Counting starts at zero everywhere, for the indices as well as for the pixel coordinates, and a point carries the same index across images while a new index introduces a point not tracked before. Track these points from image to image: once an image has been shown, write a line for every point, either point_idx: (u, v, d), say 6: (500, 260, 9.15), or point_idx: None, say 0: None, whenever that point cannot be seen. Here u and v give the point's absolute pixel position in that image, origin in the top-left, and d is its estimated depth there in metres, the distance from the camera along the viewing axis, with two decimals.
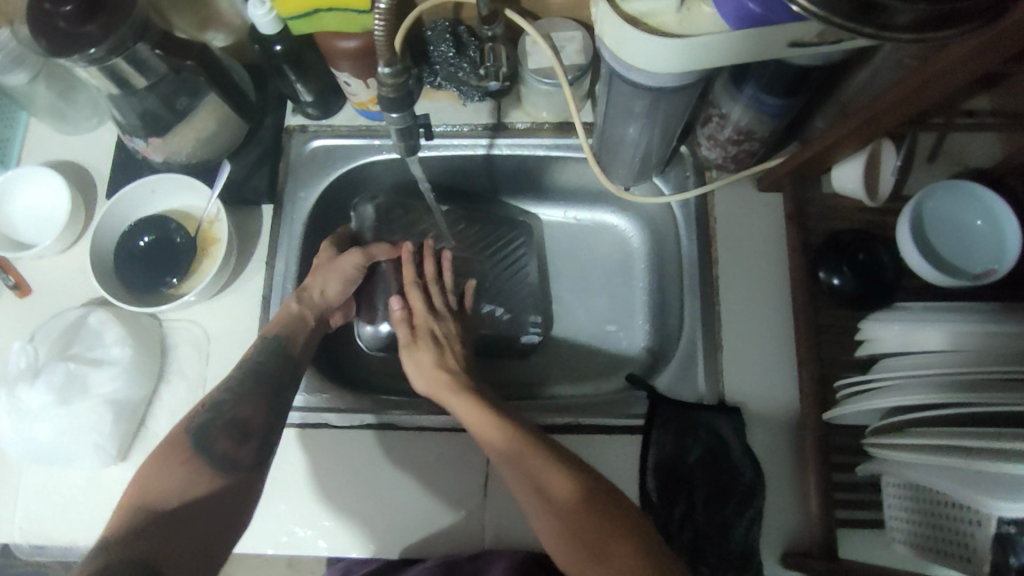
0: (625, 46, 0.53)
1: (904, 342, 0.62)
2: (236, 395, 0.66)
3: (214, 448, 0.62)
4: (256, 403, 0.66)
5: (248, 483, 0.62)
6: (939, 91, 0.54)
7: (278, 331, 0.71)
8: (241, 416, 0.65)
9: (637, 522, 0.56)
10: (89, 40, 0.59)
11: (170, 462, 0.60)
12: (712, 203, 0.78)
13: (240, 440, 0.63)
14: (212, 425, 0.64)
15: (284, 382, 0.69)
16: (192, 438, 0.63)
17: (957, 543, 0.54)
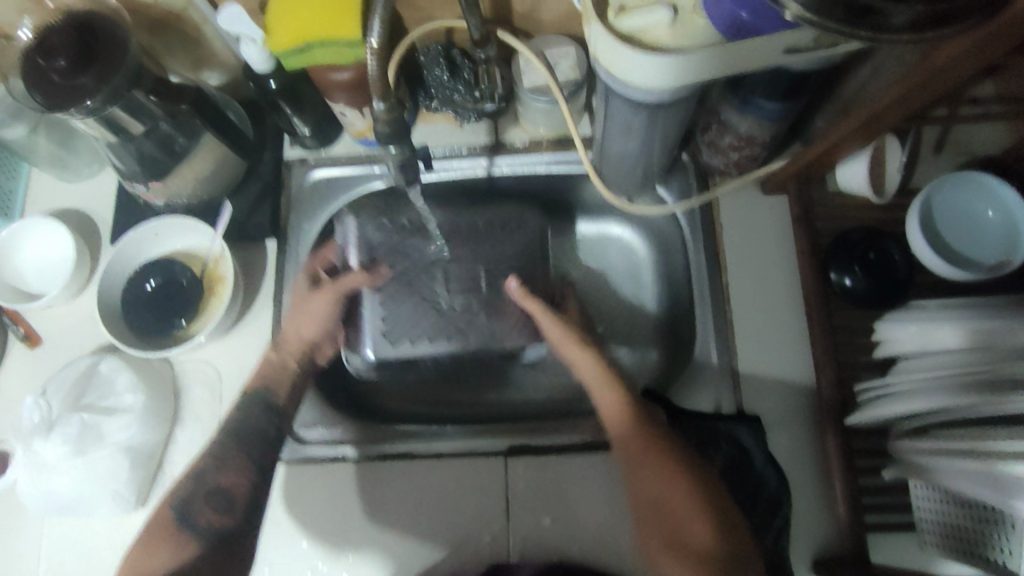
0: (619, 64, 0.53)
1: (921, 342, 0.61)
2: (218, 462, 0.65)
3: (200, 521, 0.62)
4: (238, 466, 0.65)
5: (231, 547, 0.62)
6: (942, 86, 0.53)
7: (259, 383, 0.70)
8: (225, 484, 0.64)
9: (727, 517, 0.59)
10: (84, 92, 0.59)
11: (155, 540, 0.61)
12: (717, 210, 0.77)
13: (226, 508, 0.63)
14: (195, 498, 0.63)
15: (269, 440, 0.67)
16: (176, 511, 0.63)
17: (994, 546, 0.53)
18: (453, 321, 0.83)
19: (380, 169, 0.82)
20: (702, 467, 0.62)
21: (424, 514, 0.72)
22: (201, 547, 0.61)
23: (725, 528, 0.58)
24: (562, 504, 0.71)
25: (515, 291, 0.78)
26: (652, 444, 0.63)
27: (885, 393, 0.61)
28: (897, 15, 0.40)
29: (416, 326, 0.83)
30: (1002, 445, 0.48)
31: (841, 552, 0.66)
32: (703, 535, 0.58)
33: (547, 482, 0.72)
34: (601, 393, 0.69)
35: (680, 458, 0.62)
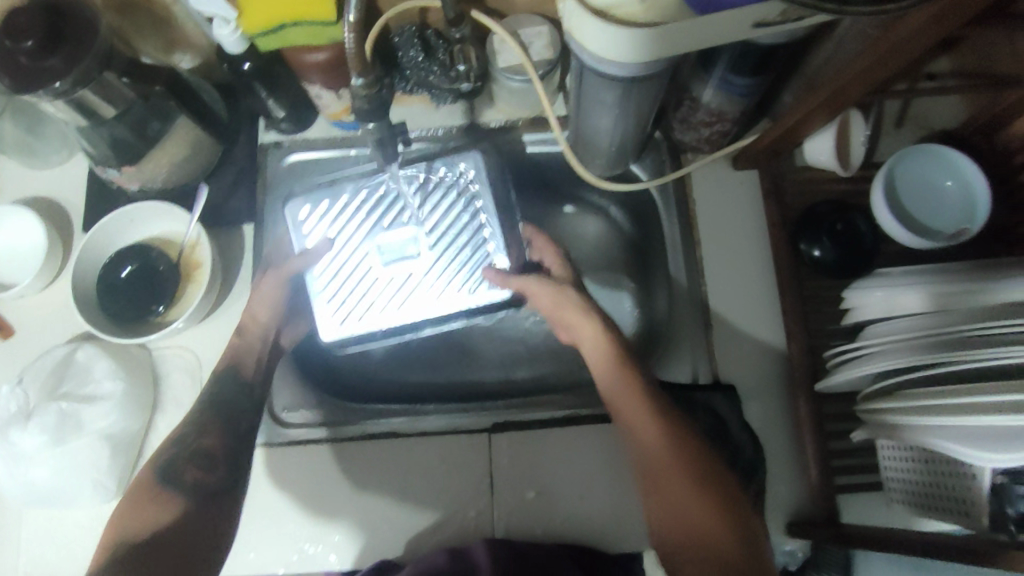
0: (594, 39, 0.54)
1: (886, 306, 0.63)
2: (195, 429, 0.64)
3: (185, 479, 0.61)
4: (219, 431, 0.65)
5: (221, 502, 0.62)
6: (902, 59, 0.56)
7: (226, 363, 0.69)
8: (206, 445, 0.63)
9: (735, 508, 0.58)
10: (53, 75, 0.59)
11: (140, 501, 0.59)
12: (690, 186, 0.79)
13: (210, 466, 0.62)
14: (178, 461, 0.62)
15: (246, 410, 0.67)
16: (159, 473, 0.62)
17: (956, 499, 0.56)
18: (396, 291, 0.77)
19: (357, 150, 0.82)
20: (705, 453, 0.61)
21: (409, 491, 0.73)
22: (188, 504, 0.60)
23: (735, 519, 0.57)
24: (545, 476, 0.73)
25: (494, 277, 0.74)
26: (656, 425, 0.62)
27: (854, 357, 0.64)
28: None
29: (360, 304, 0.77)
30: (968, 402, 0.51)
31: (813, 513, 0.69)
32: (714, 526, 0.57)
33: (529, 455, 0.73)
34: (610, 379, 0.66)
35: (693, 449, 0.61)
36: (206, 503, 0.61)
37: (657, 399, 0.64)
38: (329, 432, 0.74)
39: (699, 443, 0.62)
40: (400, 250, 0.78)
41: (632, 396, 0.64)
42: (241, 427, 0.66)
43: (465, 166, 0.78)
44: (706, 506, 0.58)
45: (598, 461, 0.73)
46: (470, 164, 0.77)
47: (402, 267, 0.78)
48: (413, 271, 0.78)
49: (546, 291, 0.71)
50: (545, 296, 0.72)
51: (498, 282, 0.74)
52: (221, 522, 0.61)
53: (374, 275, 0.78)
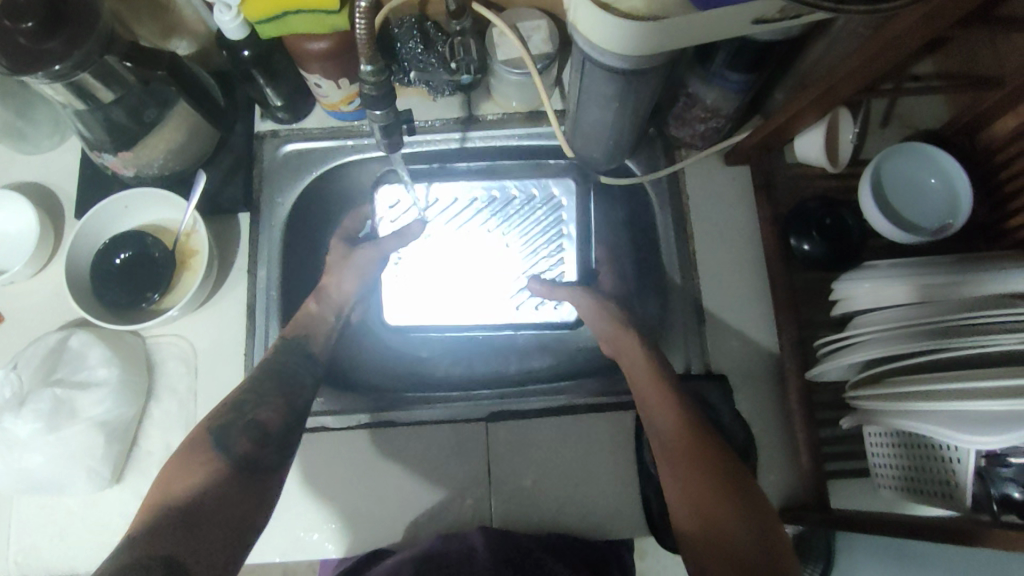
0: (599, 32, 0.55)
1: (873, 296, 0.65)
2: (256, 397, 0.63)
3: (234, 448, 0.59)
4: (277, 405, 0.64)
5: (261, 476, 0.60)
6: (892, 58, 0.58)
7: (300, 331, 0.71)
8: (261, 419, 0.62)
9: (759, 509, 0.59)
10: (53, 57, 0.58)
11: (191, 461, 0.58)
12: (684, 181, 0.80)
13: (261, 440, 0.61)
14: (235, 424, 0.61)
15: (307, 386, 0.67)
16: (212, 435, 0.60)
17: (939, 482, 0.58)
18: (469, 289, 0.86)
19: (355, 141, 0.83)
20: (726, 454, 0.63)
21: (410, 479, 0.73)
22: (230, 470, 0.58)
23: (757, 519, 0.58)
24: (541, 463, 0.74)
25: (539, 289, 0.81)
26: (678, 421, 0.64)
27: (843, 345, 0.65)
28: None
29: (430, 296, 0.86)
30: (958, 386, 0.53)
31: (803, 500, 0.71)
32: (735, 525, 0.57)
33: (527, 444, 0.74)
34: (637, 374, 0.69)
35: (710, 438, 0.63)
36: (246, 480, 0.58)
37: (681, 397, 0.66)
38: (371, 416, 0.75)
39: (722, 444, 0.63)
40: (478, 254, 0.87)
41: (657, 394, 0.66)
42: (300, 401, 0.66)
43: (558, 190, 0.87)
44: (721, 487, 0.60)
45: (596, 451, 0.74)
46: (563, 187, 0.87)
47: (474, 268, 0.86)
48: (484, 277, 0.86)
49: (583, 300, 0.77)
50: (585, 310, 0.77)
51: (542, 293, 0.81)
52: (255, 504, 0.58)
53: (450, 275, 0.86)
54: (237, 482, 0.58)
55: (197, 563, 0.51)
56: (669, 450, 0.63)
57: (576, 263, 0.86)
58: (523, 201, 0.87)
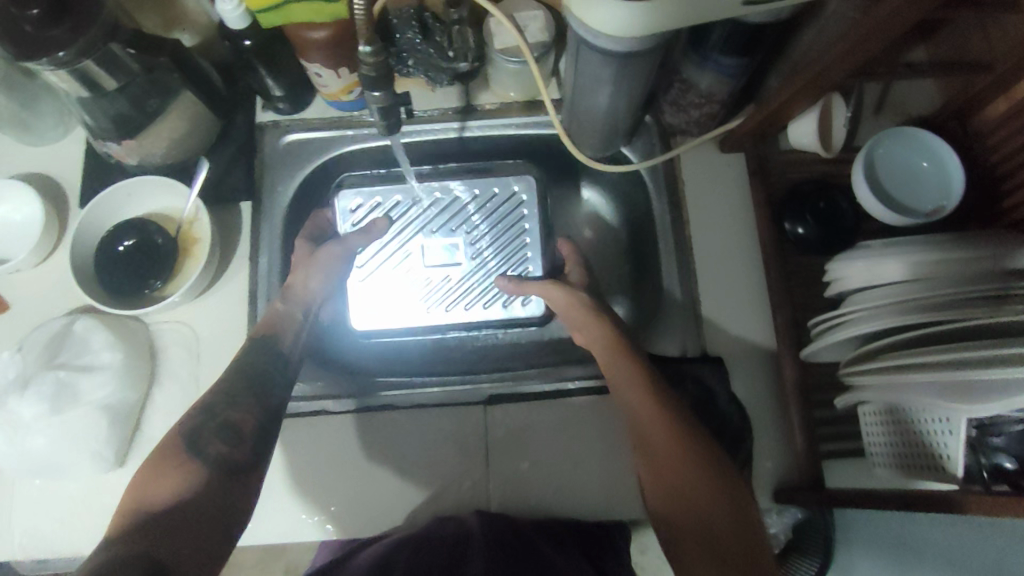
0: (594, 16, 0.56)
1: (867, 276, 0.66)
2: (228, 398, 0.61)
3: (209, 450, 0.57)
4: (249, 403, 0.61)
5: (243, 483, 0.57)
6: (884, 39, 0.59)
7: (268, 330, 0.68)
8: (233, 418, 0.59)
9: (737, 490, 0.60)
10: (58, 44, 0.59)
11: (161, 467, 0.55)
12: (679, 168, 0.81)
13: (235, 441, 0.58)
14: (205, 428, 0.58)
15: (276, 387, 0.64)
16: (183, 440, 0.57)
17: (929, 454, 0.58)
18: (435, 291, 0.86)
19: (355, 131, 0.83)
20: (704, 436, 0.63)
21: (409, 462, 0.74)
22: (209, 474, 0.55)
23: (734, 501, 0.59)
24: (537, 446, 0.75)
25: (508, 287, 0.81)
26: (654, 407, 0.64)
27: (838, 323, 0.66)
28: None
29: (393, 298, 0.86)
30: (954, 358, 0.53)
31: (797, 481, 0.72)
32: (714, 508, 0.59)
33: (525, 427, 0.75)
34: (609, 363, 0.68)
35: (688, 421, 0.63)
36: (225, 483, 0.56)
37: (655, 383, 0.66)
38: (361, 403, 0.75)
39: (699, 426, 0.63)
40: (444, 254, 0.87)
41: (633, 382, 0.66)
42: (273, 401, 0.63)
43: (518, 187, 0.86)
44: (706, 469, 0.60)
45: (593, 432, 0.75)
46: (524, 185, 0.86)
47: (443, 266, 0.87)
48: (450, 273, 0.86)
49: (559, 294, 0.77)
50: (556, 300, 0.77)
51: (511, 290, 0.81)
52: (234, 506, 0.56)
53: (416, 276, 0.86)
54: (217, 487, 0.55)
55: (178, 563, 0.48)
56: (647, 437, 0.64)
57: (542, 261, 0.86)
58: (485, 200, 0.87)
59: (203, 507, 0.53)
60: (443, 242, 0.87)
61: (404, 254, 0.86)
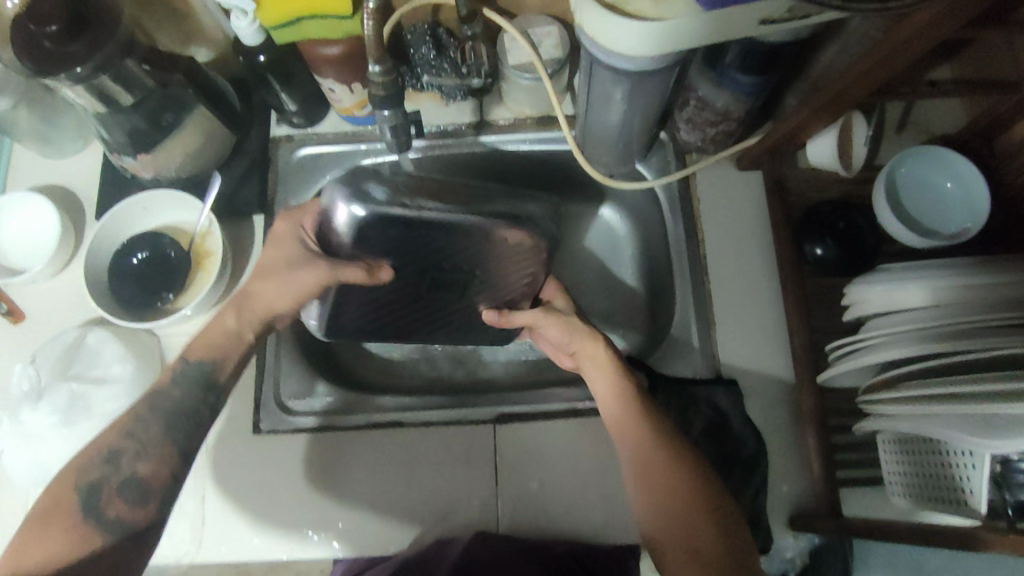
0: (608, 34, 0.55)
1: (887, 301, 0.64)
2: (137, 446, 0.59)
3: (109, 513, 0.57)
4: (161, 455, 0.60)
5: (138, 545, 0.57)
6: (906, 60, 0.57)
7: (210, 353, 0.64)
8: (143, 474, 0.59)
9: (732, 523, 0.58)
10: (75, 59, 0.60)
11: (51, 529, 0.55)
12: (695, 186, 0.80)
13: (140, 501, 0.58)
14: (108, 485, 0.57)
15: (202, 423, 0.63)
16: (81, 498, 0.57)
17: (950, 487, 0.57)
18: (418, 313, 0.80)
19: (367, 146, 0.83)
20: (704, 466, 0.61)
21: (414, 481, 0.73)
22: (106, 541, 0.56)
23: (729, 531, 0.57)
24: (545, 466, 0.73)
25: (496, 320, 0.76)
26: (653, 435, 0.63)
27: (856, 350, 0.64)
28: None
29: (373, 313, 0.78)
30: (978, 390, 0.52)
31: (815, 508, 0.69)
32: (707, 535, 0.57)
33: (533, 448, 0.74)
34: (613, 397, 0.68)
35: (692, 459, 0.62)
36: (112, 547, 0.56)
37: (656, 414, 0.65)
38: (370, 419, 0.75)
39: (701, 458, 0.63)
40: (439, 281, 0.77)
41: (633, 411, 0.65)
42: (188, 444, 0.61)
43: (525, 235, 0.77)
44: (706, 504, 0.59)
45: (604, 455, 0.73)
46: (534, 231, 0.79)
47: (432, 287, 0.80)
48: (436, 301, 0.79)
49: (553, 320, 0.74)
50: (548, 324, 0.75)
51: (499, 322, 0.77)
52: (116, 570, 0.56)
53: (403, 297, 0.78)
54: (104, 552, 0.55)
55: None
56: (648, 473, 0.61)
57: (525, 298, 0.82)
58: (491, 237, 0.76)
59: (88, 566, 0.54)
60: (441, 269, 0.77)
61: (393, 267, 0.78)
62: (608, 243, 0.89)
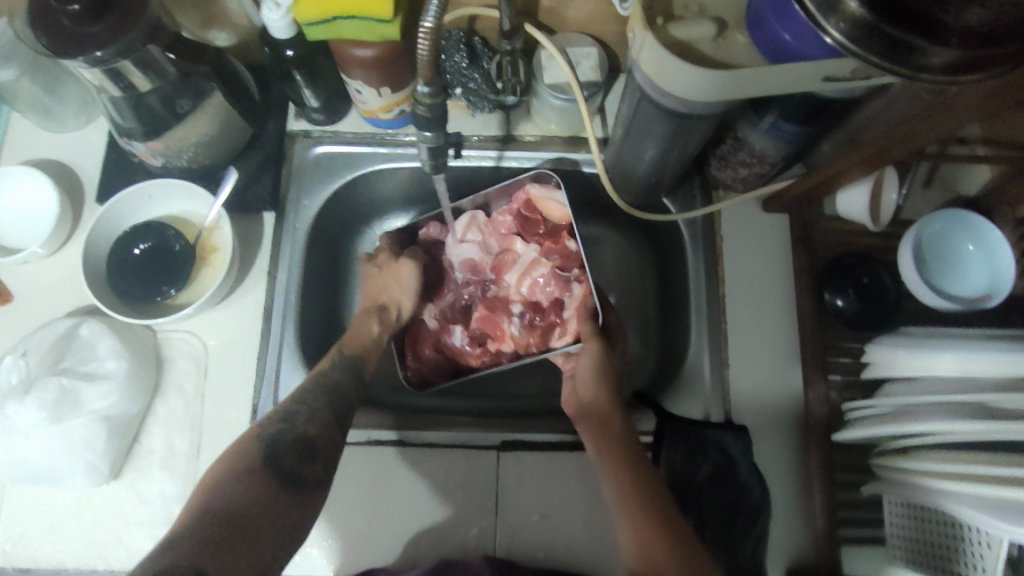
0: (664, 74, 0.54)
1: (909, 365, 0.63)
2: (306, 409, 0.62)
3: (283, 462, 0.57)
4: (325, 420, 0.62)
5: (313, 495, 0.58)
6: (948, 127, 0.55)
7: None
8: (311, 433, 0.61)
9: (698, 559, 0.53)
10: (96, 41, 0.56)
11: (244, 467, 0.55)
12: (719, 222, 0.79)
13: (309, 456, 0.59)
14: (285, 436, 0.59)
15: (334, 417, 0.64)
16: (261, 445, 0.58)
17: (969, 564, 0.56)
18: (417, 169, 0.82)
19: (388, 149, 0.81)
20: (668, 504, 0.58)
21: (414, 500, 0.71)
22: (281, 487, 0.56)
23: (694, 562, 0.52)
24: (547, 498, 0.72)
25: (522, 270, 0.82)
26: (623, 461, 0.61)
27: (875, 415, 0.64)
28: (936, 55, 0.40)
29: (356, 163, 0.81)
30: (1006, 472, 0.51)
31: (815, 562, 0.68)
32: (670, 560, 0.52)
33: (534, 480, 0.72)
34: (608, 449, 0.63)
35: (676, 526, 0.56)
36: (296, 497, 0.56)
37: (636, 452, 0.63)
38: (365, 436, 0.73)
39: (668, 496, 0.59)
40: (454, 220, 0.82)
41: (611, 434, 0.65)
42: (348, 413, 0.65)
43: (533, 194, 0.77)
44: (659, 542, 0.54)
45: None
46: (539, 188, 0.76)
47: (490, 274, 0.85)
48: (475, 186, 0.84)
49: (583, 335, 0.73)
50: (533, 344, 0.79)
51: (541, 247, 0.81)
52: (300, 519, 0.55)
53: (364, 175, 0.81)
54: (286, 498, 0.55)
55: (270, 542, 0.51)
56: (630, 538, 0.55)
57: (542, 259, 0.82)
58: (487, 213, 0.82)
59: (271, 511, 0.53)
60: (398, 163, 0.81)
61: (415, 357, 0.82)
62: (622, 269, 0.88)
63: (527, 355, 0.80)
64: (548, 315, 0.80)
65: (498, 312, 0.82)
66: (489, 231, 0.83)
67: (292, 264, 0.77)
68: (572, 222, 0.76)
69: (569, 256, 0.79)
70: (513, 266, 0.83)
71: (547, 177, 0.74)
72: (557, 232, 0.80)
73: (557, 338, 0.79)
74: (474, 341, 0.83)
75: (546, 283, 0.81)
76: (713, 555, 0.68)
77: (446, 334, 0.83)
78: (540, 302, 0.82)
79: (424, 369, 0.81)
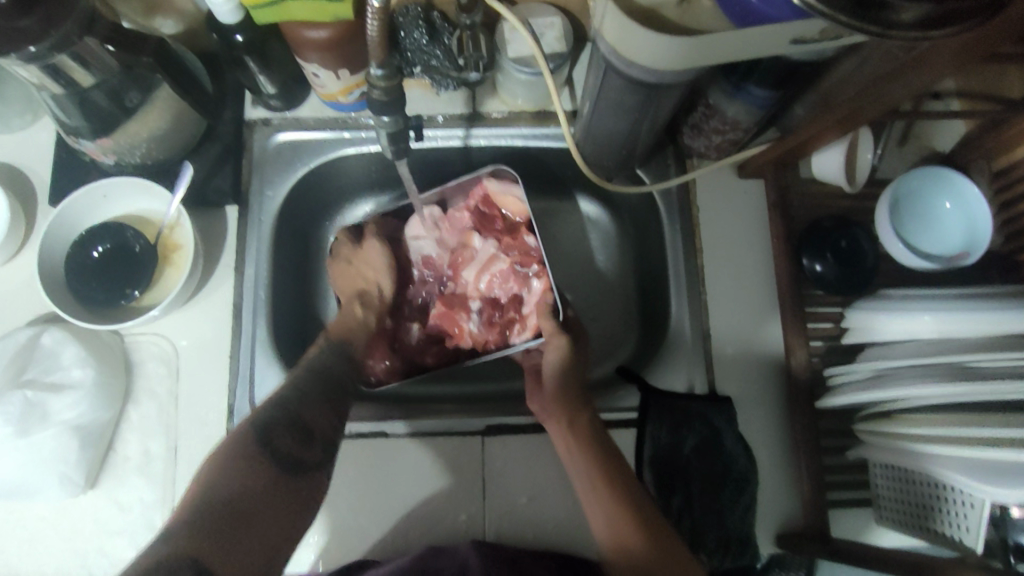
0: (629, 42, 0.52)
1: (891, 328, 0.63)
2: (301, 397, 0.59)
3: (280, 447, 0.54)
4: (326, 409, 0.60)
5: (315, 483, 0.56)
6: (921, 87, 0.54)
7: None
8: (307, 418, 0.58)
9: (665, 534, 0.57)
10: (27, 37, 0.53)
11: (235, 465, 0.51)
12: (695, 191, 0.77)
13: (307, 441, 0.57)
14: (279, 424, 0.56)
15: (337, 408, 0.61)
16: (256, 433, 0.54)
17: (954, 524, 0.57)
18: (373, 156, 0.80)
19: (351, 133, 0.78)
20: (630, 480, 0.60)
21: (401, 489, 0.71)
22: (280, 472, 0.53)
23: (664, 540, 0.56)
24: (534, 479, 0.71)
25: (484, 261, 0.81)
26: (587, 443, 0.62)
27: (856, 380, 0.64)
28: (907, 9, 0.38)
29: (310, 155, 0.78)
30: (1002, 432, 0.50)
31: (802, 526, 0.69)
32: (641, 540, 0.55)
33: (519, 461, 0.72)
34: (584, 464, 0.61)
35: (665, 540, 0.56)
36: (292, 488, 0.53)
37: (594, 429, 0.64)
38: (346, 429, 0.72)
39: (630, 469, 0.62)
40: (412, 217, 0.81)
41: (572, 412, 0.65)
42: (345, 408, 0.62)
43: (494, 186, 0.77)
44: (630, 523, 0.56)
45: None
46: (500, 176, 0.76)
47: (447, 271, 0.83)
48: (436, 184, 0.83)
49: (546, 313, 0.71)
50: (491, 339, 0.79)
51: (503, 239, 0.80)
52: (299, 507, 0.53)
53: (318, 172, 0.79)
54: (284, 483, 0.53)
55: (272, 534, 0.50)
56: (615, 542, 0.56)
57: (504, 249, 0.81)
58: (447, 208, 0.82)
59: (264, 503, 0.50)
60: (352, 156, 0.80)
61: (380, 362, 0.78)
62: (599, 243, 0.87)
63: (485, 353, 0.79)
64: (507, 311, 0.79)
65: (456, 309, 0.81)
66: (446, 227, 0.82)
67: (258, 256, 0.74)
68: (530, 216, 0.77)
69: (528, 252, 0.78)
70: (471, 263, 0.82)
71: (505, 172, 0.75)
72: (516, 228, 0.80)
73: (513, 333, 0.78)
74: (431, 339, 0.82)
75: (507, 275, 0.79)
76: (699, 524, 0.69)
77: (403, 331, 0.82)
78: (498, 298, 0.80)
79: (385, 371, 0.78)
